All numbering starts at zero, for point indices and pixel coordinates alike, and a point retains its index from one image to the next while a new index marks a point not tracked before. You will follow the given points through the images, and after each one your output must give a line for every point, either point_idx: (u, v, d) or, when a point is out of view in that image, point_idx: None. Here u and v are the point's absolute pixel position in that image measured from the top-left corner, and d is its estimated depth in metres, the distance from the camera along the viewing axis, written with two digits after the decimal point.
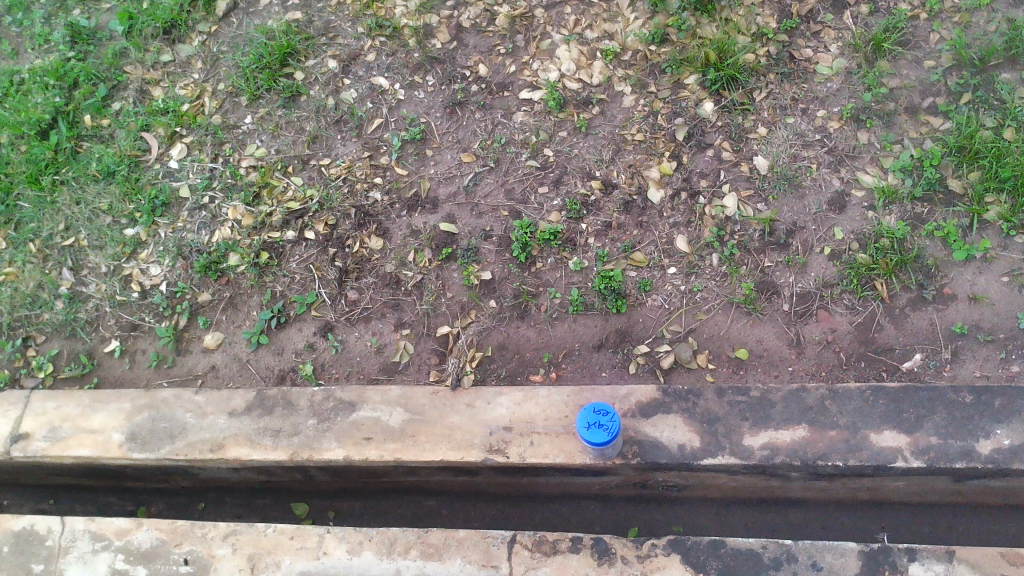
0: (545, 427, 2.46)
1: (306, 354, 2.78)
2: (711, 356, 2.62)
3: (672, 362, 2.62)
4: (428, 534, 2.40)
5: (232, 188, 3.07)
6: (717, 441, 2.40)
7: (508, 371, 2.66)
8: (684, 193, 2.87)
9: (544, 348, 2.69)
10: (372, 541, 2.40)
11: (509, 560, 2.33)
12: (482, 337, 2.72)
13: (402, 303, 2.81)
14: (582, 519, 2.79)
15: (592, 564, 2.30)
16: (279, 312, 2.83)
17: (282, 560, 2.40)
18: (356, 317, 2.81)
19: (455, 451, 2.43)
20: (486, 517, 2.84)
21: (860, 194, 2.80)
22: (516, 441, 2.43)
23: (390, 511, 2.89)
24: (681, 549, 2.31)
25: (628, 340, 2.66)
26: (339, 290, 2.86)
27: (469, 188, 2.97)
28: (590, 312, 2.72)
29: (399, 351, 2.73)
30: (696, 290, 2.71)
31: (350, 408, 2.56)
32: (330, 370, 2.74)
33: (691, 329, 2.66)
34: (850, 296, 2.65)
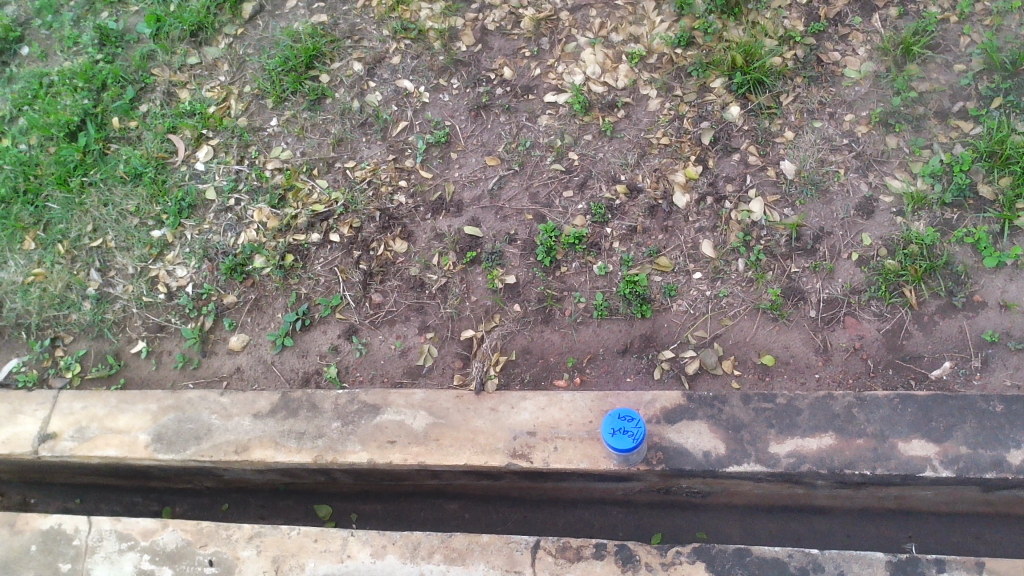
0: (570, 432, 2.49)
1: (330, 356, 2.79)
2: (737, 361, 2.60)
3: (697, 368, 2.60)
4: (451, 539, 2.41)
5: (258, 191, 3.07)
6: (743, 448, 2.42)
7: (532, 376, 2.67)
8: (710, 198, 2.84)
9: (569, 353, 2.69)
10: (396, 544, 2.42)
11: (532, 566, 2.34)
12: (507, 342, 2.73)
13: (426, 307, 2.81)
14: (605, 525, 2.79)
15: (616, 571, 2.30)
16: (303, 315, 2.83)
17: (305, 563, 2.43)
18: (380, 320, 2.82)
19: (479, 456, 2.48)
20: (509, 522, 2.84)
21: (888, 199, 2.77)
22: (540, 446, 2.47)
23: (412, 514, 2.91)
24: (706, 556, 2.30)
25: (652, 345, 2.66)
26: (364, 292, 2.86)
27: (494, 192, 2.97)
28: (614, 317, 2.71)
29: (423, 355, 2.74)
30: (721, 295, 2.68)
31: (373, 411, 2.62)
32: (354, 373, 2.75)
33: (717, 334, 2.64)
34: (878, 302, 2.62)
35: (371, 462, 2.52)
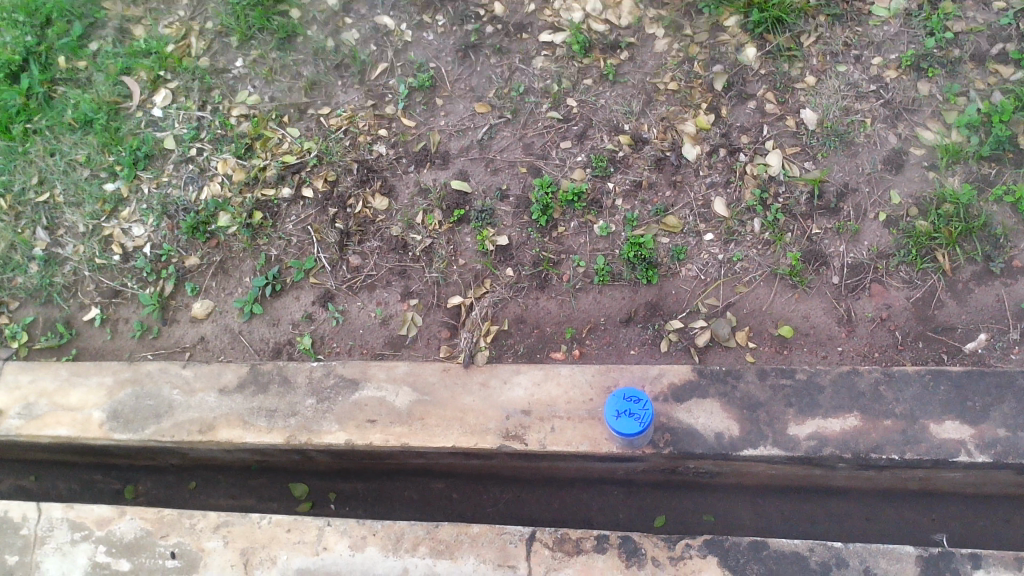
0: (568, 412, 2.27)
1: (304, 325, 2.53)
2: (752, 333, 2.37)
3: (708, 340, 2.36)
4: (438, 529, 2.22)
5: (222, 140, 2.76)
6: (759, 430, 2.21)
7: (527, 348, 2.43)
8: (723, 150, 2.56)
9: (567, 322, 2.44)
10: (377, 535, 2.22)
11: (528, 560, 2.16)
12: (498, 310, 2.48)
13: (409, 271, 2.55)
14: (604, 506, 2.58)
15: (619, 566, 2.13)
16: (274, 279, 2.56)
17: (277, 555, 2.23)
18: (359, 285, 2.55)
19: (468, 437, 2.27)
20: (499, 503, 2.63)
21: (920, 152, 2.50)
22: (535, 427, 2.26)
23: (395, 495, 2.69)
24: (719, 550, 2.12)
25: (659, 314, 2.41)
26: (340, 255, 2.58)
27: (484, 142, 2.68)
28: (617, 283, 2.46)
29: (406, 324, 2.49)
30: (735, 259, 2.43)
31: (352, 387, 2.40)
32: (330, 344, 2.50)
33: (730, 303, 2.40)
34: (907, 268, 2.38)
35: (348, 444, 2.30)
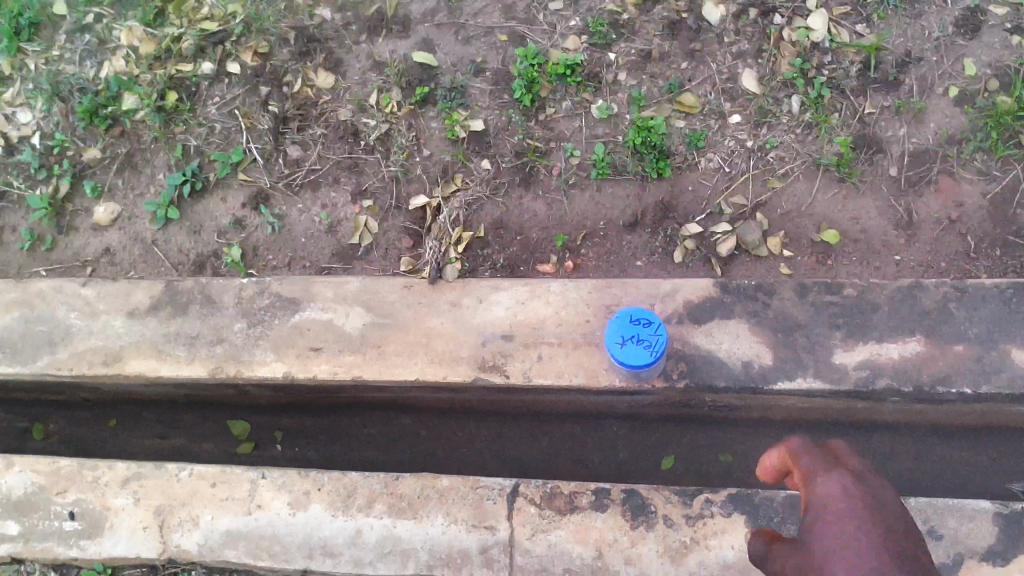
0: (557, 335, 1.85)
1: (231, 233, 2.04)
2: (789, 239, 1.91)
3: (733, 248, 1.91)
4: (398, 482, 1.79)
5: (126, 2, 2.19)
6: (796, 359, 1.79)
7: (508, 259, 1.96)
8: (755, 9, 2.03)
9: (558, 227, 1.97)
10: (322, 490, 1.80)
11: (510, 519, 1.74)
12: (473, 213, 1.99)
13: (361, 165, 2.04)
14: (602, 443, 2.14)
15: (623, 527, 1.72)
16: (194, 177, 2.05)
17: (200, 516, 1.81)
18: (299, 183, 2.04)
19: (435, 368, 1.86)
20: (475, 439, 2.19)
21: (1003, 11, 1.97)
22: (518, 355, 1.85)
23: (354, 431, 2.26)
24: (747, 507, 1.71)
25: (672, 215, 1.94)
26: (275, 145, 2.06)
27: (453, 3, 2.10)
28: (620, 179, 1.97)
29: (359, 231, 2.01)
30: (768, 147, 1.94)
31: (292, 308, 1.94)
32: (265, 256, 2.02)
33: (760, 201, 1.93)
34: (985, 155, 1.89)
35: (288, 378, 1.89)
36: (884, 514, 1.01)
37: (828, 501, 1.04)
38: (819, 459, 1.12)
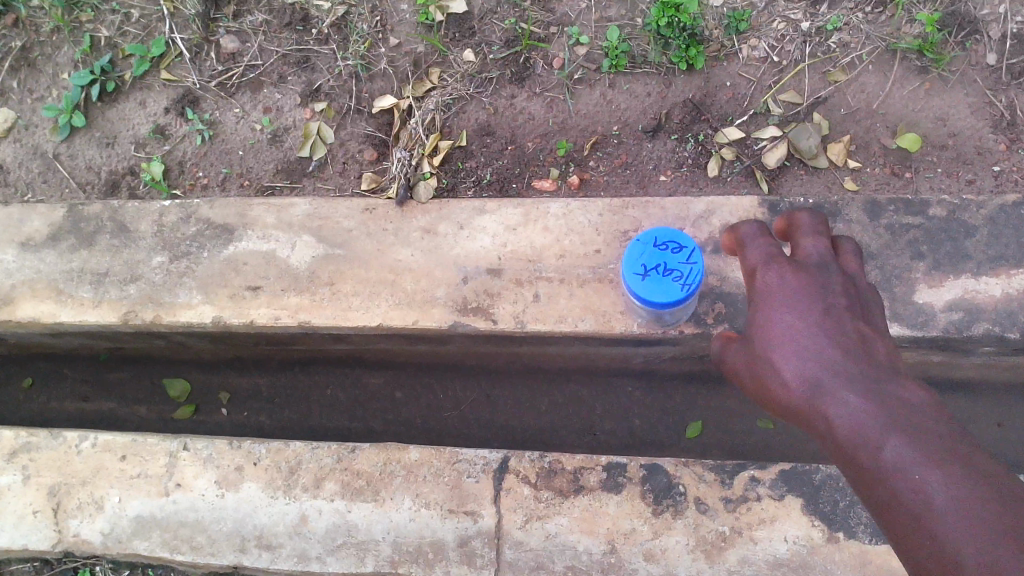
0: (557, 269, 1.45)
1: (151, 146, 1.63)
2: (855, 146, 1.49)
3: (783, 157, 1.49)
4: (355, 457, 1.41)
5: None
6: None
7: (496, 174, 1.54)
8: None
9: (560, 133, 1.55)
10: (258, 466, 1.42)
11: (497, 503, 1.35)
12: (452, 117, 1.57)
13: (313, 59, 1.62)
14: (616, 410, 1.71)
15: (642, 514, 1.33)
16: (104, 75, 1.64)
17: (105, 498, 1.43)
18: (235, 81, 1.63)
19: (402, 311, 1.46)
20: (462, 404, 1.75)
21: None
22: (508, 294, 1.44)
23: (309, 397, 1.83)
24: (804, 488, 1.32)
25: (705, 118, 1.53)
26: (205, 35, 1.64)
27: None
28: (639, 72, 1.55)
29: (310, 140, 1.59)
30: (829, 29, 1.52)
31: (224, 237, 1.54)
32: (192, 173, 1.61)
33: (818, 99, 1.51)
34: None
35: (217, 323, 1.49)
36: (826, 288, 1.03)
37: (773, 289, 1.03)
38: (766, 244, 1.10)
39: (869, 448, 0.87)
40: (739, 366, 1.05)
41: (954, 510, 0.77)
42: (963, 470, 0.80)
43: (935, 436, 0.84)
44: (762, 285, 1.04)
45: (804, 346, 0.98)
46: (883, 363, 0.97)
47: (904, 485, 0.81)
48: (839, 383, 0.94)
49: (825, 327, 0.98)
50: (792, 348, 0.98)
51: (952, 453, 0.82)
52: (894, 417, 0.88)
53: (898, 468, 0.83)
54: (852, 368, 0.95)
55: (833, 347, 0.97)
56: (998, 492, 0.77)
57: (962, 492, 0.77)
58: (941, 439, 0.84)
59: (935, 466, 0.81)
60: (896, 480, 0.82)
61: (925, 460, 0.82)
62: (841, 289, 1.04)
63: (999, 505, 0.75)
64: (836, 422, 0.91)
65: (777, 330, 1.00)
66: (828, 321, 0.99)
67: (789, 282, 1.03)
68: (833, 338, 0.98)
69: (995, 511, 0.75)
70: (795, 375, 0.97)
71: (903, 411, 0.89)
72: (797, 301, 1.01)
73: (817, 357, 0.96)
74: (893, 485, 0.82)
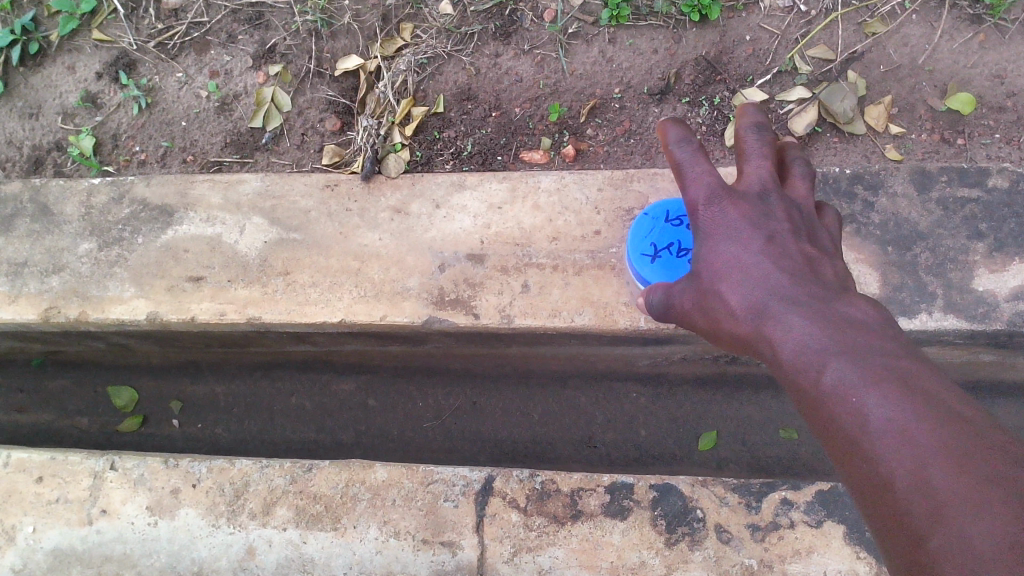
0: (551, 255, 1.23)
1: (81, 117, 1.41)
2: (897, 110, 1.27)
3: (813, 122, 1.27)
4: (313, 477, 1.19)
5: None
6: (918, 285, 1.17)
7: (478, 146, 1.32)
8: None
9: (553, 97, 1.34)
10: (199, 488, 1.20)
11: (480, 532, 1.14)
12: (428, 80, 1.36)
13: (267, 15, 1.41)
14: (620, 418, 1.49)
15: (653, 544, 1.11)
16: (26, 36, 1.42)
17: (18, 527, 1.21)
18: (177, 41, 1.41)
19: (368, 305, 1.24)
20: (444, 413, 1.52)
21: None
22: (492, 284, 1.23)
23: (267, 410, 1.57)
24: (847, 511, 1.11)
25: (721, 78, 1.31)
26: None
27: None
28: (643, 26, 1.34)
29: (262, 108, 1.37)
30: None
31: (161, 220, 1.32)
32: (127, 147, 1.39)
33: (852, 56, 1.30)
34: None
35: (152, 321, 1.27)
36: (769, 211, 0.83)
37: (720, 222, 0.82)
38: (701, 169, 0.85)
39: (812, 376, 0.68)
40: (673, 305, 0.84)
41: (910, 453, 0.60)
42: (923, 399, 0.62)
43: (893, 360, 0.67)
44: (703, 215, 0.83)
45: (748, 277, 0.78)
46: (837, 285, 0.78)
47: (853, 421, 0.64)
48: (784, 307, 0.75)
49: (768, 250, 0.79)
50: (732, 277, 0.79)
51: (911, 378, 0.64)
52: (846, 338, 0.69)
53: (845, 398, 0.65)
54: (799, 289, 0.76)
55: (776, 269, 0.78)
56: (969, 430, 0.60)
57: (921, 423, 0.60)
58: (901, 365, 0.66)
59: (888, 392, 0.63)
60: (845, 418, 0.65)
61: (875, 385, 0.64)
62: (790, 213, 0.83)
63: (967, 439, 0.59)
64: (780, 352, 0.73)
65: (718, 260, 0.80)
66: (772, 248, 0.79)
67: (733, 213, 0.82)
68: (780, 267, 0.78)
69: (956, 443, 0.59)
70: (738, 303, 0.78)
71: (855, 330, 0.70)
72: (736, 227, 0.81)
73: (763, 283, 0.77)
74: (842, 421, 0.65)
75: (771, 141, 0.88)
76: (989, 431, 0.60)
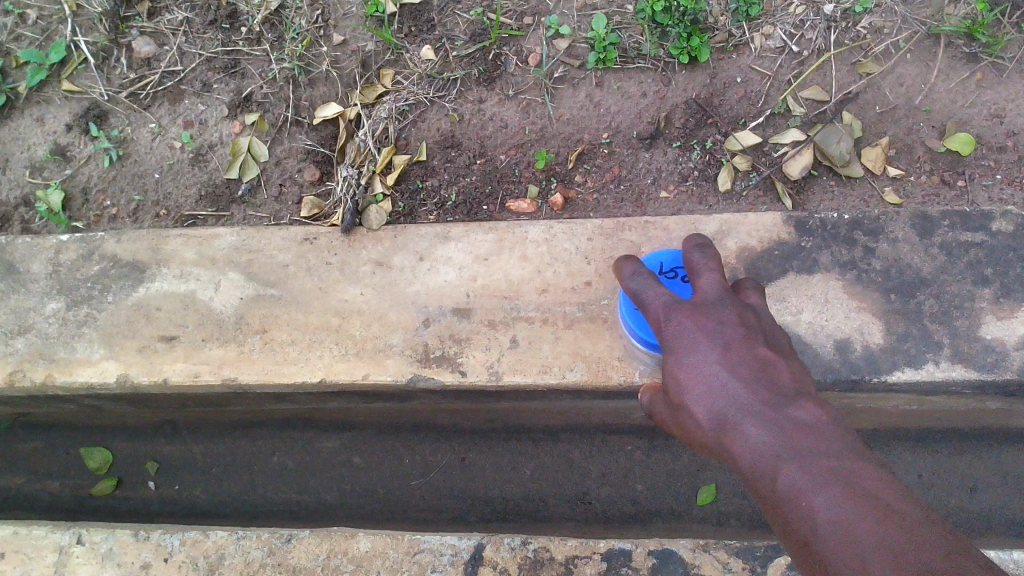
0: (540, 308, 1.18)
1: (49, 170, 1.36)
2: (894, 151, 1.24)
3: (808, 166, 1.23)
4: (292, 549, 1.12)
5: None
6: (923, 334, 1.12)
7: (464, 195, 1.28)
8: None
9: (539, 144, 1.29)
10: (171, 563, 1.13)
11: None
12: (410, 128, 1.31)
13: (243, 62, 1.36)
14: (616, 472, 1.43)
15: None
16: None
17: None
18: (150, 92, 1.36)
19: (348, 364, 1.18)
20: (432, 470, 1.45)
21: None
22: (480, 340, 1.17)
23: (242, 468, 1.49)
24: None
25: (712, 122, 1.27)
26: (114, 37, 1.37)
27: None
28: (632, 69, 1.30)
29: (240, 159, 1.32)
30: (858, 11, 1.27)
31: (133, 277, 1.26)
32: (99, 201, 1.34)
33: (847, 96, 1.26)
34: None
35: (122, 384, 1.21)
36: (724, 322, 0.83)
37: (680, 334, 0.83)
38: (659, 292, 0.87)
39: (766, 480, 0.69)
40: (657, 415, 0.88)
41: (852, 553, 0.60)
42: (868, 498, 0.63)
43: (841, 462, 0.68)
44: (666, 329, 0.84)
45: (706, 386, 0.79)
46: (793, 389, 0.79)
47: (804, 524, 0.64)
48: (742, 416, 0.75)
49: (727, 357, 0.80)
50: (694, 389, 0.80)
51: (855, 481, 0.65)
52: (797, 443, 0.70)
53: (794, 501, 0.65)
54: (757, 397, 0.77)
55: (734, 379, 0.78)
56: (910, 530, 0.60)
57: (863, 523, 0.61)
58: (846, 467, 0.67)
59: (834, 493, 0.64)
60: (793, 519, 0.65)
61: (822, 487, 0.65)
62: (745, 319, 0.85)
63: (904, 532, 0.59)
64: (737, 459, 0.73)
65: (679, 372, 0.81)
66: (730, 356, 0.80)
67: (691, 324, 0.83)
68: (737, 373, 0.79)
69: (892, 543, 0.59)
70: (701, 413, 0.78)
71: (807, 435, 0.71)
72: (694, 339, 0.82)
73: (722, 393, 0.78)
74: (793, 525, 0.65)
75: (717, 258, 0.90)
76: (934, 529, 0.60)
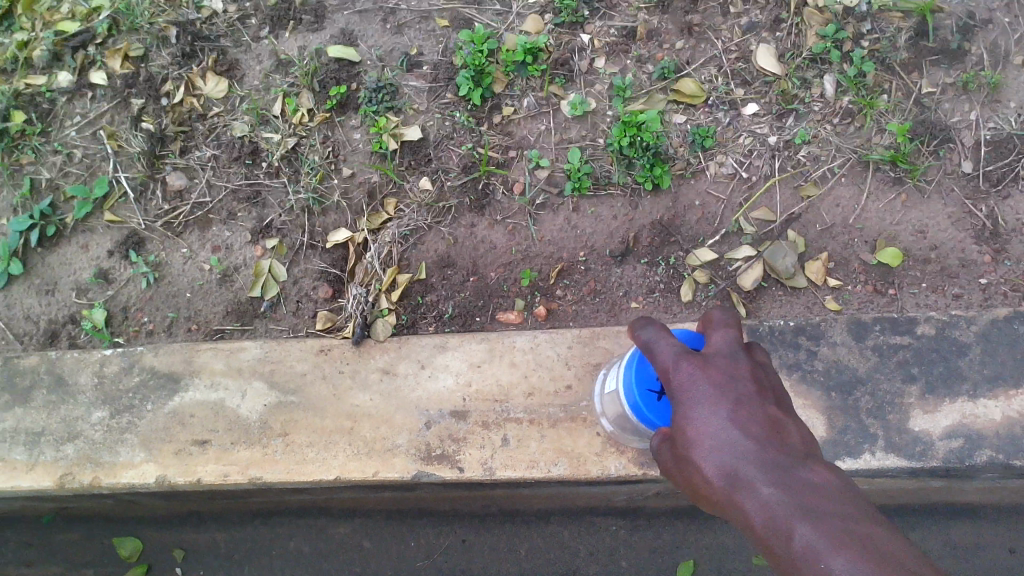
0: (527, 409, 1.35)
1: (94, 291, 1.54)
2: (833, 264, 1.42)
3: (759, 278, 1.42)
4: None
5: None
6: (860, 427, 1.29)
7: (460, 309, 1.46)
8: None
9: (524, 261, 1.48)
10: None
11: None
12: (411, 249, 1.50)
13: (263, 193, 1.55)
14: (601, 550, 1.58)
15: None
16: (43, 219, 1.56)
17: None
18: (182, 220, 1.55)
19: (361, 462, 1.34)
20: (435, 552, 1.60)
21: None
22: (475, 439, 1.34)
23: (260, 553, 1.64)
24: None
25: (675, 240, 1.46)
26: (150, 172, 1.56)
27: None
28: (603, 194, 1.48)
29: (263, 279, 1.51)
30: (798, 143, 1.46)
31: (169, 387, 1.43)
32: (137, 319, 1.52)
33: (791, 216, 1.45)
34: None
35: (161, 484, 1.37)
36: (736, 375, 0.89)
37: (692, 385, 0.87)
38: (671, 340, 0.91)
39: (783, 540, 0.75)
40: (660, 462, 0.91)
41: None
42: (887, 564, 0.69)
43: (854, 524, 0.74)
44: (674, 379, 0.88)
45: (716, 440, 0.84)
46: (800, 446, 0.84)
47: None
48: (753, 471, 0.81)
49: (739, 412, 0.85)
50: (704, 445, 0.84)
51: (868, 542, 0.72)
52: (809, 503, 0.77)
53: (812, 561, 0.72)
54: (767, 452, 0.82)
55: (746, 434, 0.83)
56: None
57: None
58: (857, 527, 0.73)
59: (851, 556, 0.70)
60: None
61: (840, 550, 0.71)
62: (756, 375, 0.90)
63: None
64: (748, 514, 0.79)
65: (689, 426, 0.86)
66: (742, 412, 0.85)
67: (702, 375, 0.87)
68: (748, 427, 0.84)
69: None
70: (710, 467, 0.83)
71: (818, 496, 0.77)
72: (704, 392, 0.86)
73: (733, 450, 0.83)
74: None
75: (736, 314, 0.96)
76: None
